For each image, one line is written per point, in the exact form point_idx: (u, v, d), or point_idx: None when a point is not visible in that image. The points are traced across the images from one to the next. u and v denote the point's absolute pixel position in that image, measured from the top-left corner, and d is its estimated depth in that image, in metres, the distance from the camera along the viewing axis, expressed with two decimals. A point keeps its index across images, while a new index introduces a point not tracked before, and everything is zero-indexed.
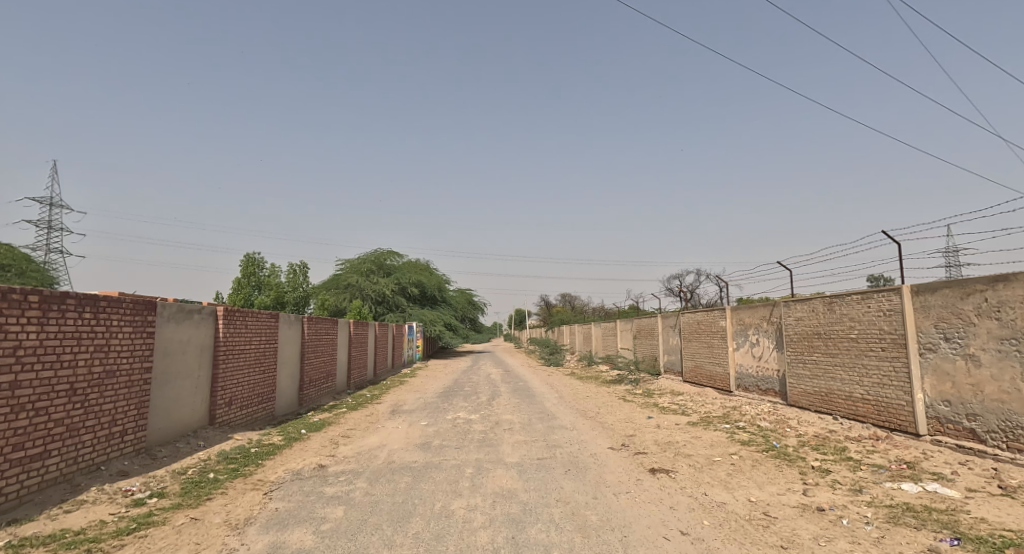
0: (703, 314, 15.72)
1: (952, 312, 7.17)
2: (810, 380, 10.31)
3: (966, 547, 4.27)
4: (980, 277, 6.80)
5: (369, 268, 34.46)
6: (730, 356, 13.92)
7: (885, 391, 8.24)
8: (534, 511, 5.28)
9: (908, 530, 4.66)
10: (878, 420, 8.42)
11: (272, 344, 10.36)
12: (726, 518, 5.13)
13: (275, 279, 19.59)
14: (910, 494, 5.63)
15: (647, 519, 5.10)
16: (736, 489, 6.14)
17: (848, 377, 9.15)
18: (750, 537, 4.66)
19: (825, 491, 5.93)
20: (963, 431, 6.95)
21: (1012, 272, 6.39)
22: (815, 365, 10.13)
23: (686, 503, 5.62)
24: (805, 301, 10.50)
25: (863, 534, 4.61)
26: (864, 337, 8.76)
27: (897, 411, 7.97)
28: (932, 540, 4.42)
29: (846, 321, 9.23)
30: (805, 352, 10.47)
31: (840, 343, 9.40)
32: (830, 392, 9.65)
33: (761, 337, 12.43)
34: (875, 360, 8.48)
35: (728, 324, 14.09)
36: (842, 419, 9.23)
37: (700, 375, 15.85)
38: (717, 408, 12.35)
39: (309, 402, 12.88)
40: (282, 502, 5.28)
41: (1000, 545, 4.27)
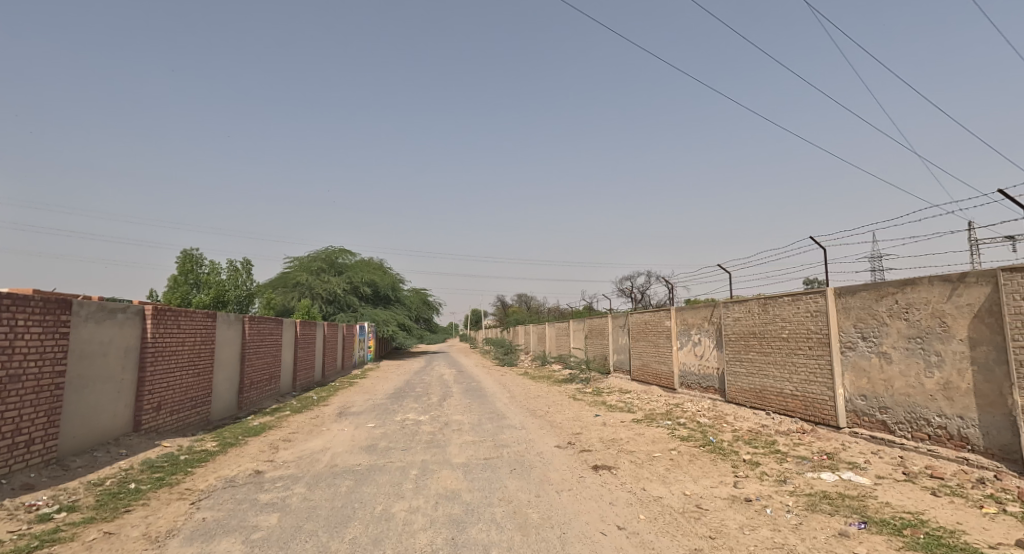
0: (650, 315, 16.23)
1: (869, 312, 7.74)
2: (746, 378, 10.86)
3: (871, 530, 4.64)
4: (892, 281, 7.38)
5: (320, 266, 33.33)
6: (674, 355, 14.44)
7: (811, 387, 8.81)
8: (476, 510, 5.30)
9: (823, 516, 5.00)
10: (805, 415, 8.98)
11: (208, 345, 9.82)
12: (661, 512, 5.33)
13: (215, 277, 18.66)
14: (827, 483, 6.05)
15: (587, 515, 5.20)
16: (673, 483, 6.39)
17: (780, 374, 9.70)
18: (682, 529, 4.85)
19: (753, 482, 6.28)
20: (876, 423, 7.53)
21: (918, 276, 6.97)
22: (750, 363, 10.67)
23: (624, 498, 5.80)
24: (742, 302, 11.04)
25: (783, 522, 4.91)
26: (793, 336, 9.32)
27: (822, 405, 8.53)
28: (842, 525, 4.77)
29: (778, 321, 9.78)
30: (741, 351, 11.02)
31: (773, 342, 9.94)
32: (763, 389, 10.20)
33: (703, 337, 12.96)
34: (803, 358, 9.04)
35: (673, 324, 14.61)
36: (774, 414, 9.76)
37: (647, 373, 16.38)
38: (661, 405, 12.77)
39: (249, 405, 12.30)
40: (211, 512, 5.03)
41: (900, 526, 4.66)
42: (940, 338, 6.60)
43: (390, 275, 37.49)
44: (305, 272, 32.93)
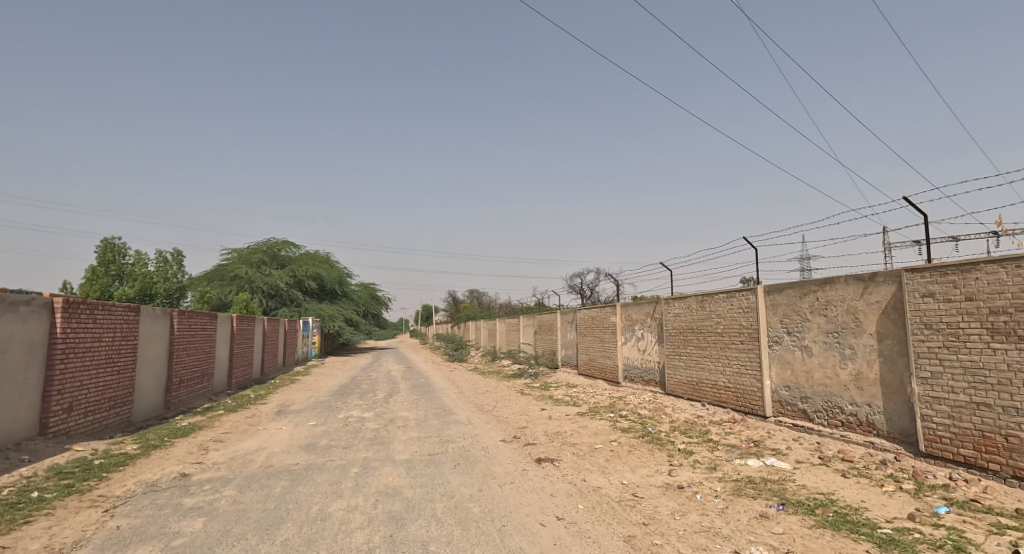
0: (597, 310, 16.61)
1: (794, 309, 8.27)
2: (684, 371, 11.35)
3: (788, 511, 4.98)
4: (814, 279, 7.91)
5: (260, 258, 31.58)
6: (619, 349, 14.86)
7: (742, 379, 9.33)
8: (417, 506, 5.24)
9: (747, 499, 5.32)
10: (736, 405, 9.51)
11: (129, 341, 9.12)
12: (599, 501, 5.48)
13: (141, 269, 17.27)
14: (752, 468, 6.45)
15: (527, 507, 5.26)
16: (612, 473, 6.59)
17: (714, 367, 10.20)
18: (618, 517, 5.02)
19: (686, 470, 6.59)
20: (798, 412, 8.08)
21: (836, 275, 7.51)
22: (688, 357, 11.15)
23: (565, 489, 5.91)
24: (682, 298, 11.51)
25: (711, 506, 5.19)
26: (727, 331, 9.82)
27: (751, 396, 9.05)
28: (763, 507, 5.09)
29: (714, 317, 10.29)
30: (680, 345, 11.49)
31: (709, 337, 10.43)
32: (699, 381, 10.69)
33: (646, 332, 13.40)
34: (735, 352, 9.55)
35: (618, 319, 15.02)
36: (708, 405, 10.25)
37: (593, 368, 16.78)
38: (605, 398, 13.11)
39: (178, 405, 11.55)
40: (127, 519, 4.69)
41: (813, 506, 5.04)
42: (853, 332, 7.15)
43: (337, 268, 36.30)
44: (244, 265, 30.91)
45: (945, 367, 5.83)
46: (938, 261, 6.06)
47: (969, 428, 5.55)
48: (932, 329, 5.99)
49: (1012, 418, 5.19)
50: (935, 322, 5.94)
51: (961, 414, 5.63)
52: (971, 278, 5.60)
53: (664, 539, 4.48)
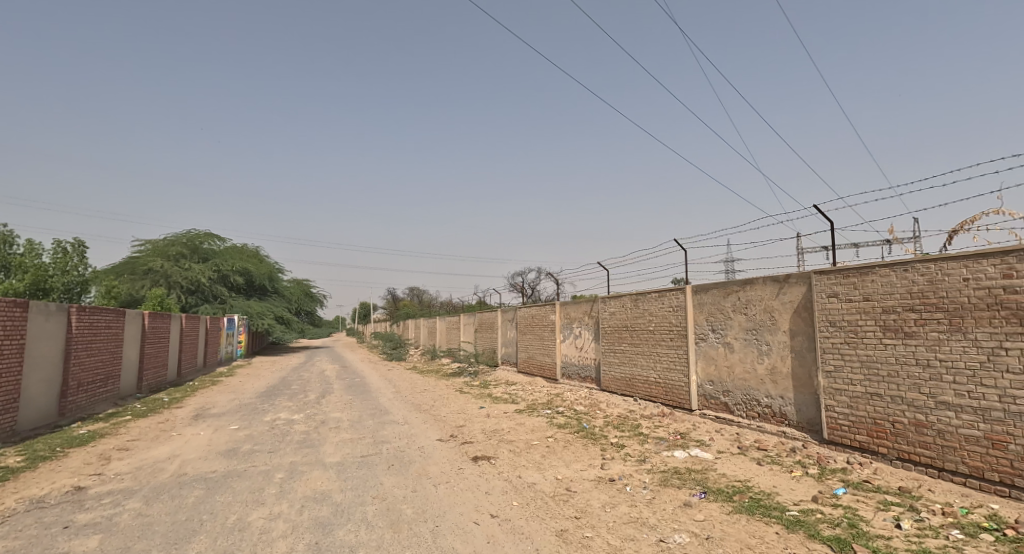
0: (537, 309, 16.80)
1: (718, 307, 8.77)
2: (618, 367, 11.73)
3: (709, 499, 5.27)
4: (735, 280, 8.41)
5: (179, 251, 29.24)
6: (557, 347, 15.11)
7: (671, 374, 9.78)
8: (346, 511, 5.04)
9: (673, 489, 5.58)
10: (665, 400, 9.96)
11: (15, 341, 8.13)
12: (533, 497, 5.53)
13: (33, 259, 15.49)
14: (678, 459, 6.77)
15: (462, 506, 5.21)
16: (547, 468, 6.68)
17: (646, 363, 10.62)
18: (551, 512, 5.08)
19: (618, 463, 6.80)
20: (720, 405, 8.58)
21: (755, 277, 8.03)
22: (622, 354, 11.54)
23: (500, 487, 5.92)
24: (617, 297, 11.88)
25: (640, 498, 5.38)
26: (658, 329, 10.25)
27: (679, 390, 9.51)
28: (687, 496, 5.35)
29: (646, 315, 10.70)
30: (615, 343, 11.86)
31: (641, 334, 10.84)
32: (632, 377, 11.08)
33: (583, 330, 13.73)
34: (665, 349, 9.99)
35: (557, 317, 15.28)
36: (640, 400, 10.65)
37: (531, 365, 16.98)
38: (543, 395, 13.28)
39: (76, 411, 10.44)
40: (4, 541, 4.16)
41: (731, 493, 5.36)
42: (769, 330, 7.68)
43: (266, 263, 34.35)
44: (159, 258, 28.27)
45: (845, 361, 6.39)
46: (842, 264, 6.62)
47: (864, 416, 6.13)
48: (836, 326, 6.54)
49: (899, 406, 5.78)
50: (838, 320, 6.50)
51: (858, 403, 6.21)
52: (868, 280, 6.17)
53: (594, 532, 4.58)
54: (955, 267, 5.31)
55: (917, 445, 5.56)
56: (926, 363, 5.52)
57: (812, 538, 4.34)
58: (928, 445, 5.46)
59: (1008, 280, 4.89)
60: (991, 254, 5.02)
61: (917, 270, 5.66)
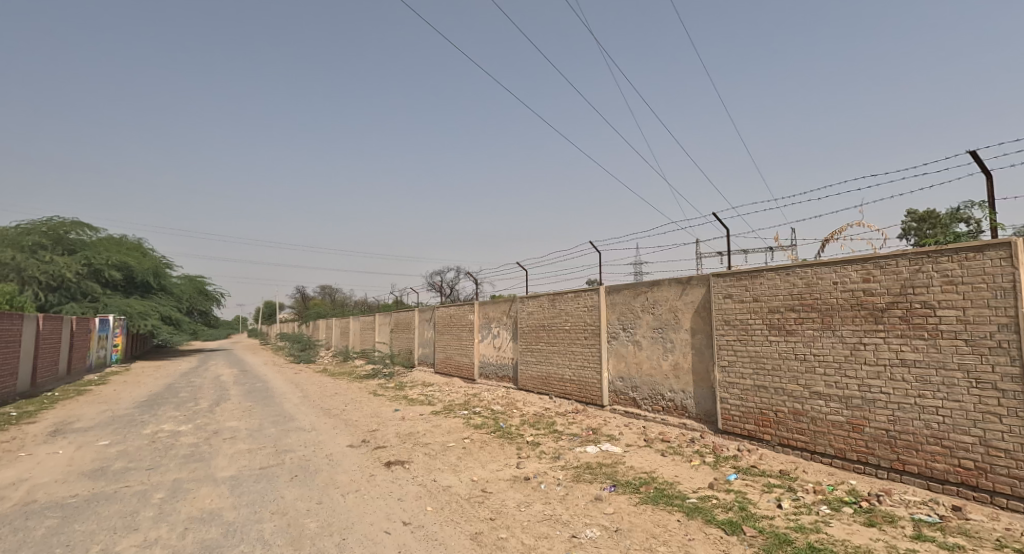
0: (455, 308, 16.63)
1: (628, 307, 9.19)
2: (534, 366, 11.91)
3: (618, 491, 5.48)
4: (645, 281, 8.85)
5: (38, 241, 25.32)
6: (475, 347, 15.05)
7: (585, 372, 10.10)
8: (239, 530, 4.58)
9: (585, 485, 5.73)
10: (578, 397, 10.27)
11: None
12: (448, 501, 5.41)
13: None
14: (590, 454, 6.99)
15: (372, 516, 4.96)
16: (463, 470, 6.58)
17: (561, 361, 10.88)
18: (465, 514, 5.00)
19: (533, 461, 6.87)
20: (629, 400, 9.00)
21: (662, 279, 8.51)
22: (539, 352, 11.73)
23: (413, 492, 5.73)
24: (535, 297, 12.07)
25: (553, 495, 5.46)
26: (574, 328, 10.55)
27: (592, 387, 9.85)
28: (598, 490, 5.53)
29: (562, 314, 10.97)
30: (532, 342, 12.04)
31: (557, 333, 11.09)
32: (548, 375, 11.30)
33: (501, 330, 13.79)
34: (580, 347, 10.30)
35: (476, 317, 15.21)
36: (555, 398, 10.89)
37: (449, 365, 16.77)
38: (460, 396, 13.14)
39: None
40: None
41: (638, 485, 5.62)
42: (673, 328, 8.18)
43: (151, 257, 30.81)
44: (11, 249, 24.29)
45: (737, 357, 6.98)
46: (735, 268, 7.21)
47: (752, 407, 6.72)
48: (730, 325, 7.11)
49: (780, 397, 6.40)
50: (732, 319, 7.08)
51: (747, 394, 6.79)
52: (757, 282, 6.77)
53: (509, 532, 4.56)
54: (826, 272, 5.98)
55: (795, 431, 6.20)
56: (803, 357, 6.17)
57: (709, 523, 4.65)
58: (803, 431, 6.11)
59: (867, 284, 5.58)
60: (854, 260, 5.71)
61: (796, 274, 6.31)
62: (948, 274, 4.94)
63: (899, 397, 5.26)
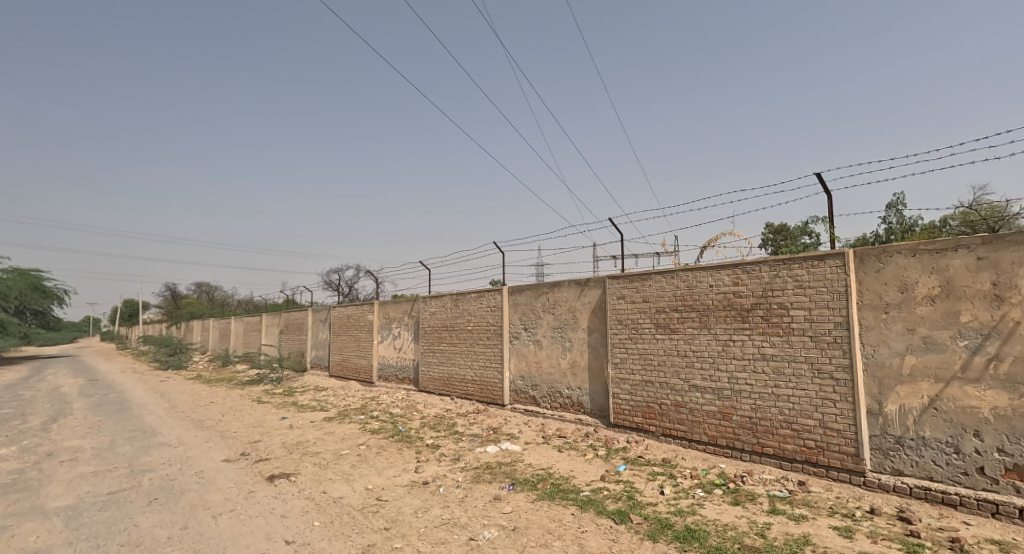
0: (353, 308, 15.83)
1: (530, 307, 9.37)
2: (436, 367, 11.70)
3: (516, 490, 5.53)
4: (546, 282, 9.08)
5: None
6: (374, 348, 14.43)
7: (486, 371, 10.13)
8: None
9: (484, 485, 5.71)
10: (480, 397, 10.27)
11: None
12: (338, 513, 5.08)
13: None
14: (490, 454, 7.00)
15: (249, 537, 4.49)
16: (357, 479, 6.23)
17: (464, 362, 10.81)
18: (357, 526, 4.72)
19: (432, 464, 6.71)
20: (529, 399, 9.18)
21: (561, 279, 8.78)
22: (441, 353, 11.55)
23: (300, 506, 5.30)
24: (438, 297, 11.86)
25: (452, 498, 5.37)
26: (477, 328, 10.53)
27: (493, 387, 9.91)
28: (497, 490, 5.54)
29: (465, 315, 10.90)
30: (434, 342, 11.81)
31: (460, 333, 11.00)
32: (450, 376, 11.16)
33: (402, 330, 13.38)
34: (482, 347, 10.31)
35: (375, 317, 14.59)
36: (457, 399, 10.79)
37: (345, 368, 15.92)
38: (356, 400, 12.50)
39: None
40: None
41: (536, 482, 5.72)
42: (572, 327, 8.49)
43: None
44: None
45: (628, 354, 7.41)
46: (628, 270, 7.66)
47: (641, 401, 7.17)
48: (622, 324, 7.54)
49: (664, 390, 6.90)
50: (624, 318, 7.51)
51: (637, 389, 7.24)
52: (646, 284, 7.25)
53: (404, 541, 4.39)
54: (704, 275, 6.57)
55: (676, 422, 6.72)
56: (684, 354, 6.71)
57: (600, 514, 4.86)
58: (683, 422, 6.65)
59: (736, 287, 6.22)
60: (727, 265, 6.33)
61: (679, 277, 6.85)
62: (799, 279, 5.65)
63: (760, 387, 5.92)
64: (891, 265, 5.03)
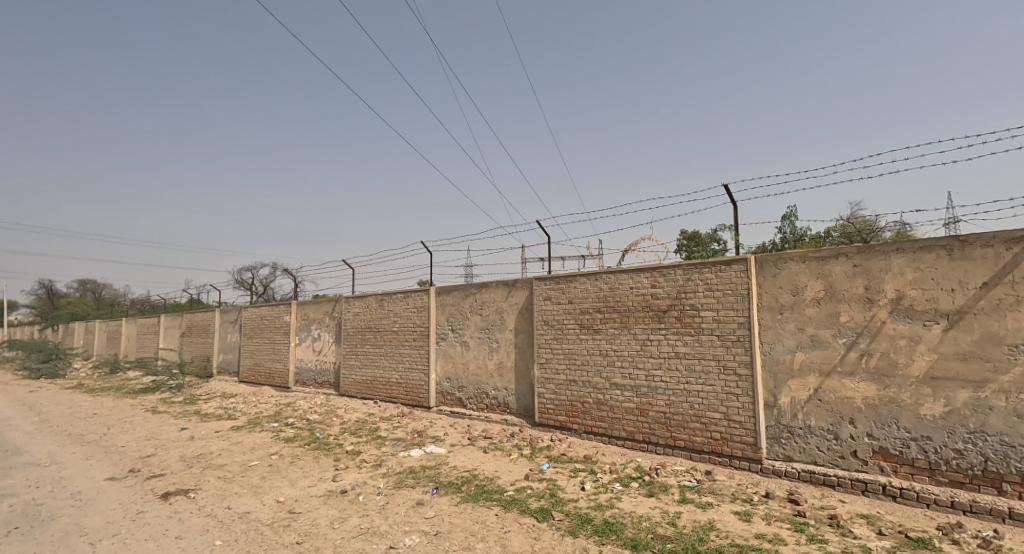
0: (267, 309, 14.84)
1: (457, 308, 9.29)
2: (359, 370, 11.26)
3: (440, 493, 5.45)
4: (474, 283, 9.05)
5: None
6: (290, 351, 13.62)
7: (412, 374, 9.91)
8: None
9: (407, 491, 5.56)
10: (405, 400, 10.03)
11: None
12: (245, 530, 4.72)
13: None
14: (414, 458, 6.84)
15: None
16: (267, 492, 5.83)
17: (388, 364, 10.50)
18: (266, 543, 4.41)
19: (352, 472, 6.44)
20: (455, 400, 9.10)
21: (489, 280, 8.79)
22: (364, 356, 11.14)
23: (199, 525, 4.86)
24: (362, 297, 11.43)
25: (372, 506, 5.17)
26: (402, 329, 10.27)
27: (418, 389, 9.71)
28: (420, 495, 5.41)
29: (390, 316, 10.60)
30: (357, 344, 11.37)
31: (385, 335, 10.67)
32: (373, 380, 10.79)
33: (322, 332, 12.74)
34: (408, 349, 10.07)
35: (292, 318, 13.78)
36: (380, 402, 10.45)
37: (257, 373, 14.89)
38: (269, 407, 11.71)
39: None
40: None
41: (460, 484, 5.66)
42: (499, 328, 8.52)
43: None
44: None
45: (553, 354, 7.57)
46: (554, 272, 7.82)
47: (564, 400, 7.35)
48: (548, 325, 7.68)
49: (587, 389, 7.13)
50: (550, 319, 7.66)
51: (561, 388, 7.41)
52: (572, 286, 7.45)
53: None
54: (625, 278, 6.86)
55: (597, 419, 6.96)
56: (605, 353, 6.97)
57: (523, 513, 4.91)
58: (604, 419, 6.90)
59: (654, 289, 6.56)
60: (646, 268, 6.65)
61: (602, 279, 7.10)
62: (708, 283, 6.06)
63: (673, 383, 6.28)
64: (786, 271, 5.54)
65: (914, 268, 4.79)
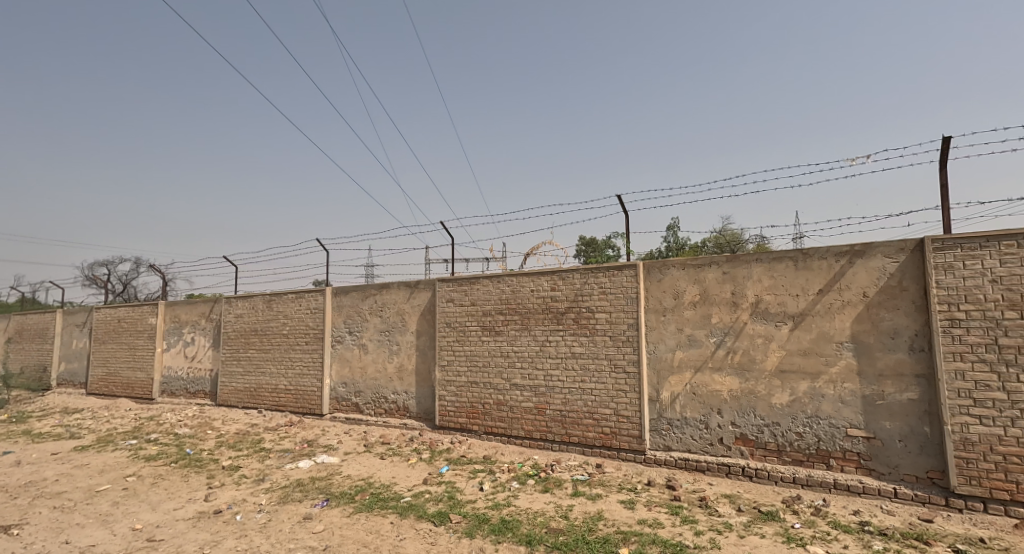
0: (127, 310, 13.00)
1: (356, 310, 8.88)
2: (240, 377, 10.29)
3: (330, 505, 5.15)
4: (374, 284, 8.71)
5: None
6: (156, 358, 12.06)
7: (303, 380, 9.28)
8: None
9: (293, 505, 5.19)
10: (294, 407, 9.35)
11: None
12: None
13: None
14: (302, 470, 6.41)
15: None
16: (121, 520, 5.10)
17: (276, 370, 9.72)
18: None
19: (229, 489, 5.85)
20: (351, 406, 8.68)
21: (390, 281, 8.52)
22: (247, 361, 10.20)
23: None
24: (247, 298, 10.47)
25: (251, 525, 4.75)
26: (293, 332, 9.57)
27: (310, 396, 9.12)
28: (307, 508, 5.08)
29: (280, 318, 9.83)
30: (239, 349, 10.38)
31: (272, 339, 9.87)
32: (258, 387, 9.92)
33: (197, 336, 11.45)
34: (299, 353, 9.41)
35: (159, 321, 12.21)
36: (265, 411, 9.64)
37: (112, 384, 12.97)
38: (126, 423, 10.25)
39: None
40: None
41: (353, 494, 5.40)
42: (399, 331, 8.29)
43: None
44: None
45: (455, 356, 7.52)
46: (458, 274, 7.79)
47: (465, 401, 7.34)
48: (451, 327, 7.62)
49: (487, 390, 7.18)
50: (453, 321, 7.61)
51: (462, 390, 7.38)
52: (475, 288, 7.47)
53: None
54: (526, 281, 7.03)
55: (497, 420, 7.04)
56: (506, 354, 7.08)
57: (420, 518, 4.81)
58: (503, 419, 7.00)
59: (553, 292, 6.80)
60: (545, 272, 6.88)
61: (505, 282, 7.22)
62: (602, 286, 6.42)
63: (568, 382, 6.55)
64: (668, 276, 6.04)
65: (770, 276, 5.48)
